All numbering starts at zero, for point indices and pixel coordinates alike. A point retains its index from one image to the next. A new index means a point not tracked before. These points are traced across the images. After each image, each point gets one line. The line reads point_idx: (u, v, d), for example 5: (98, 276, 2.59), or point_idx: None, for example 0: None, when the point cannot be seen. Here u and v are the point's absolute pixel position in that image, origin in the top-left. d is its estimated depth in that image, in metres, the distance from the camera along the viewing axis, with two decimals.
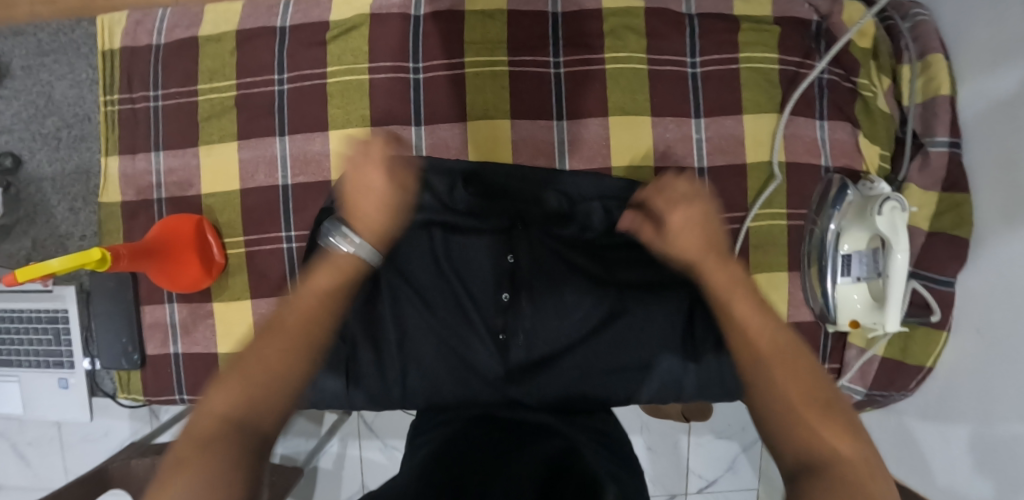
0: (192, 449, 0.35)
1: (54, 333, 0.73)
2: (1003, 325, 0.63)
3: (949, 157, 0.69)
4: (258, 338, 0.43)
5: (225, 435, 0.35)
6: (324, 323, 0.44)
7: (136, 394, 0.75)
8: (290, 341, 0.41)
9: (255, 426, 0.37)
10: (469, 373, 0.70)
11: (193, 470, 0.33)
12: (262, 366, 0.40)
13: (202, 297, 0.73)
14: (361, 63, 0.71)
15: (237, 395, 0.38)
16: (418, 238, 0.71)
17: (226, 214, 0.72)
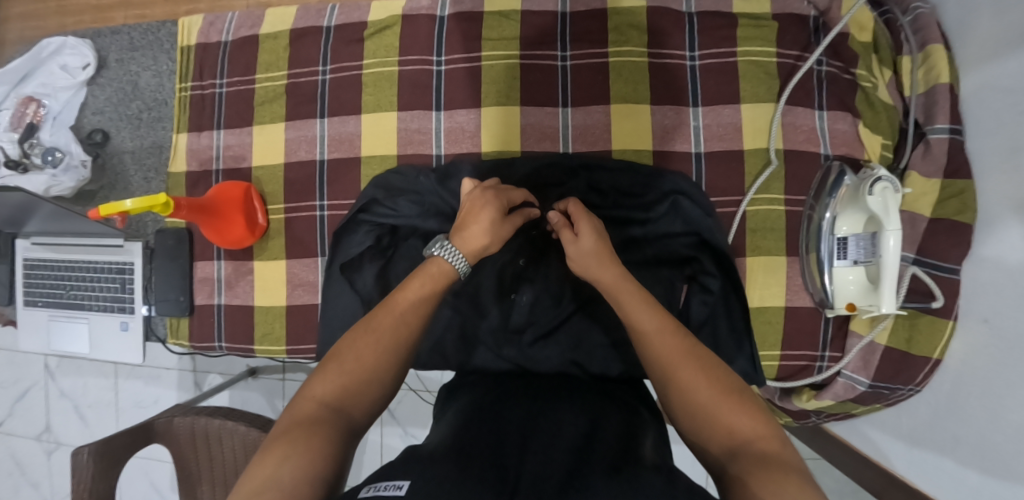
0: (291, 426, 0.44)
1: (122, 282, 0.87)
2: (1011, 316, 0.61)
3: (950, 143, 0.69)
4: (354, 331, 0.51)
5: (321, 420, 0.45)
6: (412, 324, 0.51)
7: (182, 339, 0.86)
8: (379, 340, 0.50)
9: (348, 415, 0.47)
10: (476, 334, 0.76)
11: (289, 449, 0.42)
12: (343, 377, 0.48)
13: (245, 255, 0.84)
14: (392, 57, 0.81)
15: (335, 384, 0.48)
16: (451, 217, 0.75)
17: (271, 184, 0.83)
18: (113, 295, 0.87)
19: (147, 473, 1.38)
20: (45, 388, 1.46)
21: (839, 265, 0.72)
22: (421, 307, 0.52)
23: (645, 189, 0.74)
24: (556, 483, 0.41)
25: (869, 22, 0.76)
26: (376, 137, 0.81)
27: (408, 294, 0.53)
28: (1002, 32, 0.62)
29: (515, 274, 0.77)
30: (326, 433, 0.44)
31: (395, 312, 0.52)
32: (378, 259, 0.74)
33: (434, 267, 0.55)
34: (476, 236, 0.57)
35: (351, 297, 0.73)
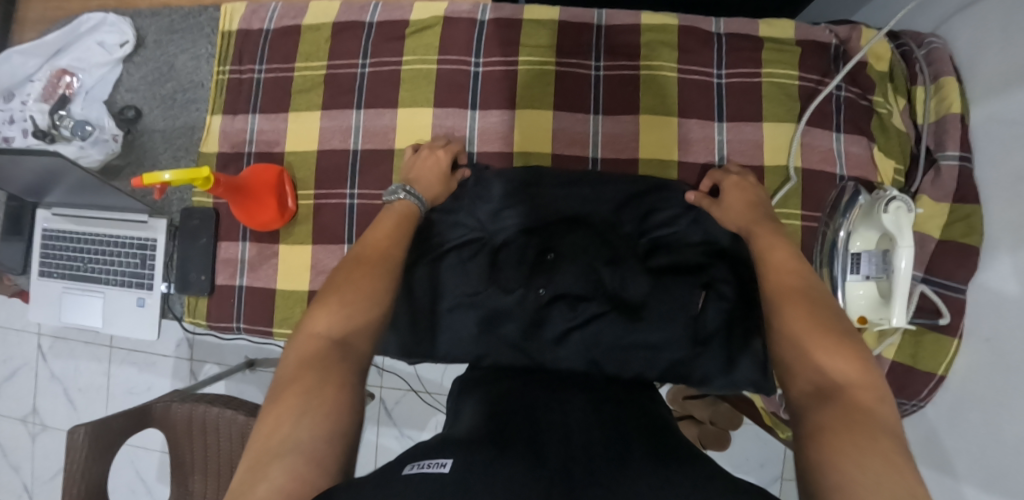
0: (298, 366, 0.47)
1: (142, 258, 0.87)
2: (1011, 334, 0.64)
3: (959, 170, 0.74)
4: (343, 269, 0.57)
5: (327, 353, 0.48)
6: (390, 260, 0.58)
7: (199, 319, 0.86)
8: (368, 274, 0.55)
9: (353, 343, 0.50)
10: (496, 328, 0.77)
11: (300, 387, 0.44)
12: (350, 290, 0.54)
13: (270, 238, 0.84)
14: (431, 55, 0.83)
15: (333, 319, 0.51)
16: (490, 214, 0.80)
17: (303, 171, 0.84)
18: (132, 270, 0.87)
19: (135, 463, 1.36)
20: (34, 369, 1.48)
21: (852, 280, 0.75)
22: (394, 242, 0.61)
23: (670, 203, 0.78)
24: (593, 467, 0.43)
25: (887, 53, 0.81)
26: (410, 131, 0.83)
27: (379, 233, 0.62)
28: (1010, 68, 0.67)
29: (542, 267, 0.76)
30: (339, 371, 0.46)
31: (346, 294, 0.53)
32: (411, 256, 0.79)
33: (368, 253, 0.59)
34: (427, 187, 0.74)
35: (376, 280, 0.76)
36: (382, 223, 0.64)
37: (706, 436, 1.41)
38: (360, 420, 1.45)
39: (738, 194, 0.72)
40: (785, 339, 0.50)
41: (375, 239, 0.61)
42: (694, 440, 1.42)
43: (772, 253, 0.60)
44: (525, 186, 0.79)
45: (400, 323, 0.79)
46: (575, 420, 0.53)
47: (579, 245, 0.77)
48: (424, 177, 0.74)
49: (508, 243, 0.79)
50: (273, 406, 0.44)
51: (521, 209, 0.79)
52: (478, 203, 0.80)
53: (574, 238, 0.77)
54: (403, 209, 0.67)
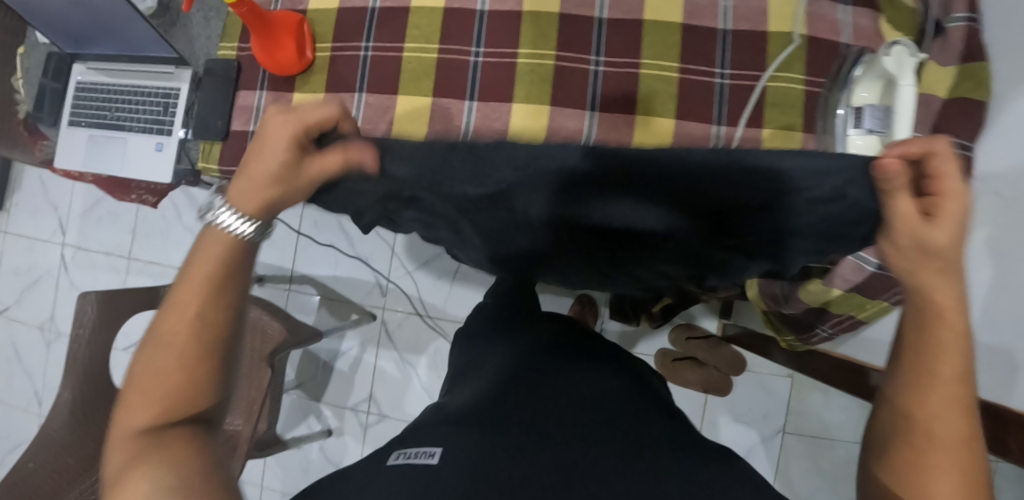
0: (139, 450, 0.48)
1: (164, 106, 0.91)
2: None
3: (966, 29, 0.74)
4: (152, 339, 0.51)
5: (168, 436, 0.49)
6: (204, 326, 0.51)
7: (212, 164, 0.89)
8: (181, 344, 0.50)
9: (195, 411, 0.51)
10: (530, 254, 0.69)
11: (150, 468, 0.47)
12: (168, 363, 0.50)
13: (287, 87, 0.88)
14: None
15: (156, 408, 0.50)
16: (546, 194, 0.51)
17: (323, 25, 0.88)
18: (154, 117, 0.91)
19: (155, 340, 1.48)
20: (56, 278, 1.59)
21: (851, 137, 0.72)
22: (206, 302, 0.51)
23: (829, 191, 0.43)
24: (561, 441, 0.63)
25: None
26: None
27: (188, 289, 0.51)
28: None
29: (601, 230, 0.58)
30: (185, 449, 0.48)
31: (168, 342, 0.50)
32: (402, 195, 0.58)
33: (168, 327, 0.50)
34: (249, 194, 0.52)
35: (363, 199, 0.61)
36: (202, 263, 0.52)
37: (711, 382, 1.36)
38: (360, 340, 1.45)
39: (944, 231, 0.45)
40: (888, 446, 0.49)
41: (190, 287, 0.51)
42: (696, 383, 1.36)
43: (944, 361, 0.47)
44: (604, 172, 0.46)
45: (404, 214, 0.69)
46: (562, 398, 0.70)
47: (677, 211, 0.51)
48: (274, 188, 0.52)
49: (557, 215, 0.55)
50: (125, 480, 0.47)
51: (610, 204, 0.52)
52: (541, 185, 0.49)
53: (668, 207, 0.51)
54: (226, 242, 0.52)
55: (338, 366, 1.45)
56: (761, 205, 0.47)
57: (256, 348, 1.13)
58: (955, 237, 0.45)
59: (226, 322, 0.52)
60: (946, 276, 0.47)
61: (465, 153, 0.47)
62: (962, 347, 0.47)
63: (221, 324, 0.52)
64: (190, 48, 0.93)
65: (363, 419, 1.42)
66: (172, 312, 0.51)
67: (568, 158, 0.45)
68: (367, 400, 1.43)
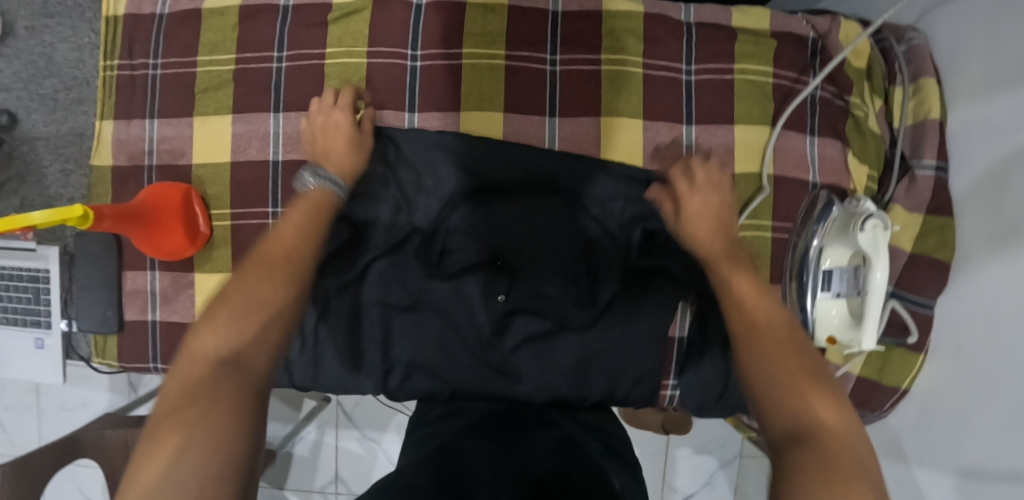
0: (181, 400, 0.38)
1: (34, 292, 0.73)
2: (978, 336, 0.65)
3: (936, 180, 0.70)
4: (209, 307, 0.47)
5: (217, 376, 0.40)
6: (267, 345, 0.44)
7: (110, 360, 0.75)
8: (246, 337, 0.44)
9: (248, 362, 0.42)
10: (451, 327, 0.72)
11: (178, 432, 0.36)
12: (210, 347, 0.43)
13: (184, 266, 0.73)
14: (360, 46, 0.71)
15: (203, 380, 0.40)
16: (496, 224, 0.71)
17: (215, 186, 0.72)
18: (24, 307, 0.73)
19: (62, 482, 1.22)
20: None
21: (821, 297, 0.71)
22: (280, 287, 0.47)
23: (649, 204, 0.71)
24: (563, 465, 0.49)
25: (867, 50, 0.75)
26: None
27: (287, 225, 0.53)
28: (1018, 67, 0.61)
29: (495, 272, 0.72)
30: (227, 393, 0.39)
31: (235, 308, 0.45)
32: (345, 237, 0.71)
33: (207, 345, 0.43)
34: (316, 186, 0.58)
35: (286, 368, 0.74)
36: (265, 262, 0.49)
37: (671, 422, 1.32)
38: (317, 424, 1.33)
39: (700, 216, 0.61)
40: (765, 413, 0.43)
41: (272, 249, 0.50)
42: (657, 426, 1.33)
43: (768, 351, 0.46)
44: (479, 166, 0.71)
45: (335, 320, 0.72)
46: (527, 464, 0.48)
47: (513, 182, 0.72)
48: (334, 147, 0.64)
49: (449, 230, 0.72)
50: (155, 437, 0.36)
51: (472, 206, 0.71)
52: (480, 202, 0.71)
53: (526, 177, 0.72)
54: (316, 196, 0.57)
55: (297, 451, 1.34)
56: (589, 186, 0.72)
57: None
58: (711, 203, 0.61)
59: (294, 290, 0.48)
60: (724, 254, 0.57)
61: (378, 176, 0.71)
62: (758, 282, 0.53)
63: (265, 357, 0.44)
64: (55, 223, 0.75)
65: None
66: (215, 323, 0.44)
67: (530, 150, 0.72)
68: (334, 480, 1.35)
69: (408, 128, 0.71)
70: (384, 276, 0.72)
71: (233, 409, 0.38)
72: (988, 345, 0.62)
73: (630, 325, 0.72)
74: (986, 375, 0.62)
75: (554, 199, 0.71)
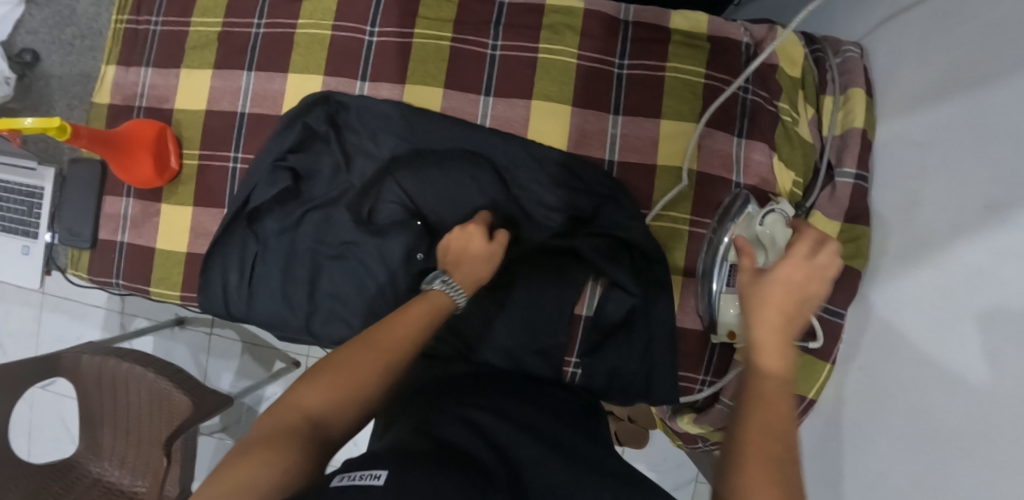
0: (273, 432, 0.47)
1: (29, 206, 0.85)
2: (881, 347, 0.65)
3: (853, 188, 0.71)
4: (351, 348, 0.55)
5: (302, 425, 0.48)
6: (370, 389, 0.52)
7: (81, 272, 0.85)
8: (365, 378, 0.52)
9: (328, 425, 0.49)
10: (369, 276, 0.79)
11: (263, 450, 0.45)
12: (355, 375, 0.52)
13: (154, 197, 0.83)
14: (327, 20, 0.81)
15: (321, 398, 0.50)
16: (424, 188, 0.78)
17: (190, 130, 0.82)
18: (19, 218, 0.86)
19: (48, 407, 1.34)
20: None
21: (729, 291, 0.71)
22: (413, 337, 0.57)
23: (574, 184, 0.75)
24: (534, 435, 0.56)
25: (799, 58, 0.77)
26: (299, 100, 0.80)
27: (410, 317, 0.59)
28: (943, 81, 0.61)
29: (416, 233, 0.77)
30: (299, 427, 0.48)
31: (342, 375, 0.52)
32: (287, 185, 0.78)
33: (308, 402, 0.50)
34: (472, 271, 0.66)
35: (222, 297, 0.81)
36: (376, 343, 0.55)
37: (624, 432, 1.29)
38: (284, 386, 1.39)
39: (791, 266, 0.49)
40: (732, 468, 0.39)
41: (396, 332, 0.56)
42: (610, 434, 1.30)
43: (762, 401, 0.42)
44: (414, 133, 0.77)
45: (273, 259, 0.81)
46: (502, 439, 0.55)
47: (443, 151, 0.77)
48: (467, 257, 0.68)
49: (381, 189, 0.79)
50: (238, 459, 0.45)
51: (404, 169, 0.78)
52: (414, 167, 0.78)
53: (455, 147, 0.77)
54: (436, 301, 0.61)
55: (262, 410, 1.39)
56: (514, 163, 0.76)
57: (165, 421, 1.10)
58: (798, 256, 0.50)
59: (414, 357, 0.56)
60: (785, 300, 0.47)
61: (324, 133, 0.79)
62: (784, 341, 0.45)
63: (352, 418, 0.51)
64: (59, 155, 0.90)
65: None
66: (320, 382, 0.51)
67: (464, 125, 0.77)
68: None
69: (359, 95, 0.78)
70: (320, 223, 0.80)
71: (290, 435, 0.47)
72: (914, 362, 0.59)
73: (537, 299, 0.76)
74: (914, 396, 0.58)
75: (479, 171, 0.76)
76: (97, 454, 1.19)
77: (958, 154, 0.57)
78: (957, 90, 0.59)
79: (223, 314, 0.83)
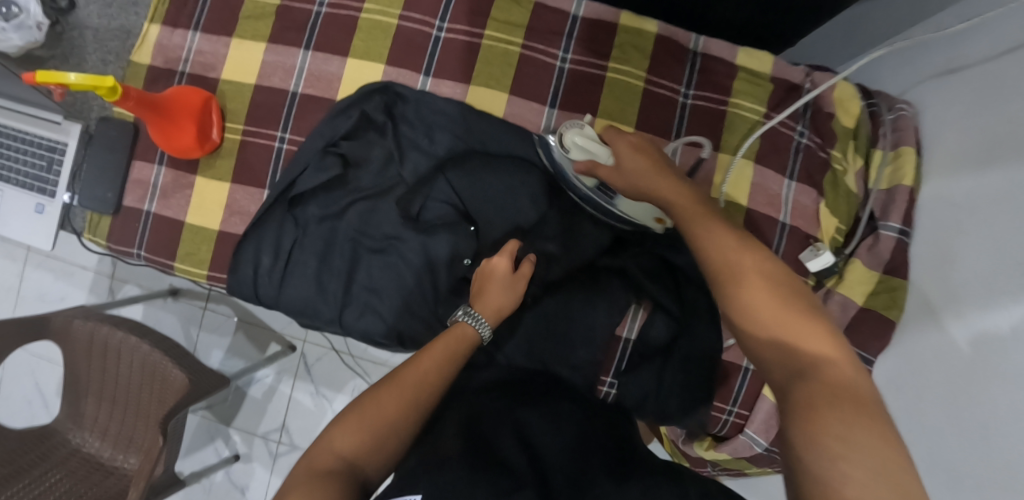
0: (308, 476, 0.47)
1: (48, 162, 0.80)
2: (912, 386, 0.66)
3: (896, 243, 0.73)
4: (378, 386, 0.55)
5: (337, 470, 0.47)
6: (399, 424, 0.52)
7: (99, 238, 0.80)
8: (394, 414, 0.52)
9: (361, 467, 0.49)
10: (407, 273, 0.75)
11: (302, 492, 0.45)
12: (382, 411, 0.52)
13: (189, 168, 0.79)
14: (393, 9, 0.79)
15: (351, 437, 0.50)
16: (476, 191, 0.76)
17: (235, 102, 0.79)
18: (36, 173, 0.80)
19: (22, 369, 1.27)
20: None
21: (616, 204, 0.69)
22: (441, 371, 0.57)
23: None
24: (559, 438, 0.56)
25: (854, 108, 0.80)
26: (356, 86, 0.77)
27: (432, 353, 0.58)
28: (982, 149, 0.62)
29: (464, 235, 0.75)
30: (336, 467, 0.48)
31: (368, 412, 0.52)
32: (334, 172, 0.75)
33: (339, 444, 0.50)
34: (492, 300, 0.66)
35: (251, 279, 0.77)
36: (402, 380, 0.55)
37: None
38: (277, 370, 1.35)
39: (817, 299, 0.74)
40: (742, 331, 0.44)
41: (421, 366, 0.57)
42: None
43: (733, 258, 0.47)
44: (473, 134, 0.76)
45: (308, 247, 0.76)
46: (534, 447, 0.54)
47: (502, 155, 0.76)
48: (491, 285, 0.68)
49: (431, 185, 0.76)
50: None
51: (458, 169, 0.75)
52: (471, 168, 0.75)
53: (511, 153, 0.76)
54: (460, 334, 0.61)
55: (251, 393, 1.35)
56: None
57: (156, 397, 1.05)
58: (727, 244, 0.48)
59: (439, 389, 0.56)
60: (763, 283, 0.44)
61: (377, 125, 0.77)
62: (754, 269, 0.46)
63: (386, 457, 0.51)
64: (83, 115, 0.85)
65: (273, 449, 1.32)
66: (348, 424, 0.51)
67: (525, 133, 0.76)
68: (280, 430, 1.33)
69: (418, 90, 0.77)
70: (365, 215, 0.76)
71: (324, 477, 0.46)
72: (926, 391, 0.64)
73: (580, 315, 0.75)
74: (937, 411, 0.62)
75: (538, 181, 0.75)
76: (76, 424, 1.14)
77: (995, 223, 0.58)
78: (996, 164, 0.59)
79: (250, 297, 0.78)
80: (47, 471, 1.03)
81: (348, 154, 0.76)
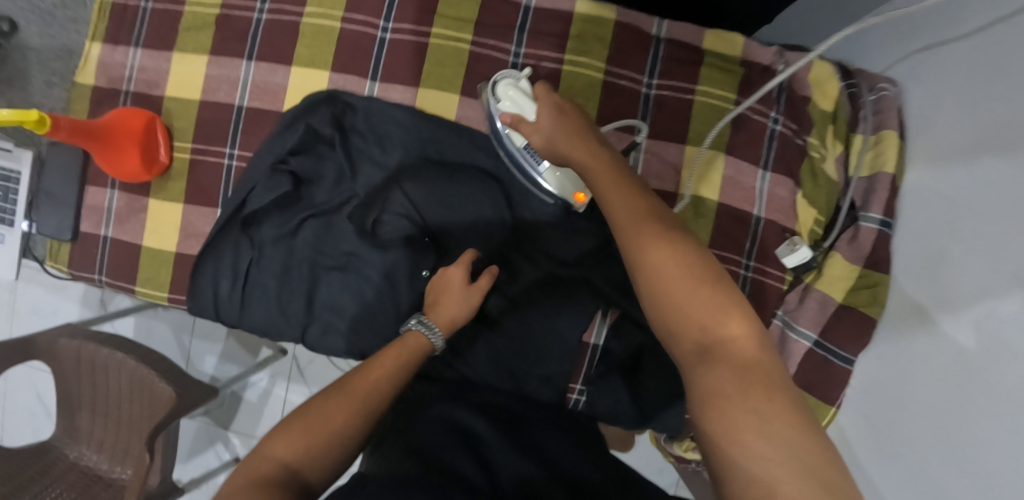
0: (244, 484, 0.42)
1: (4, 190, 0.79)
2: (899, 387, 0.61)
3: (877, 235, 0.68)
4: (325, 393, 0.50)
5: (276, 478, 0.43)
6: (349, 432, 0.48)
7: (60, 265, 0.80)
8: (342, 420, 0.48)
9: (304, 476, 0.44)
10: (367, 290, 0.73)
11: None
12: (329, 417, 0.47)
13: (141, 190, 0.78)
14: (336, 11, 0.75)
15: (293, 444, 0.45)
16: (432, 201, 0.72)
17: (182, 119, 0.76)
18: None
19: (21, 386, 1.30)
20: None
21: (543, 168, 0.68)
22: (392, 381, 0.53)
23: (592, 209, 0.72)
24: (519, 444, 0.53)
25: (833, 90, 0.74)
26: (302, 96, 0.74)
27: (382, 362, 0.54)
28: (977, 138, 0.56)
29: (422, 248, 0.72)
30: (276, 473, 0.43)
31: (314, 421, 0.47)
32: (286, 189, 0.72)
33: (279, 451, 0.45)
34: (447, 309, 0.63)
35: (211, 304, 0.75)
36: (352, 389, 0.50)
37: None
38: (270, 373, 1.36)
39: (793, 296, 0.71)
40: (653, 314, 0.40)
41: (370, 375, 0.52)
42: None
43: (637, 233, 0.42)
44: (427, 142, 0.73)
45: (266, 268, 0.75)
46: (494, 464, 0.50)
47: (458, 163, 0.73)
48: (446, 294, 0.65)
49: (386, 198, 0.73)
50: None
51: (412, 180, 0.72)
52: (425, 178, 0.72)
53: (467, 160, 0.73)
54: (413, 343, 0.57)
55: (246, 396, 1.37)
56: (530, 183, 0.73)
57: (147, 409, 1.06)
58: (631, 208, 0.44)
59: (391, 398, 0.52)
60: (667, 252, 0.40)
61: (326, 137, 0.73)
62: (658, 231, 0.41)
63: (327, 468, 0.46)
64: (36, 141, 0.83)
65: None
66: (291, 431, 0.46)
67: (480, 139, 0.73)
68: None
69: (367, 97, 0.74)
70: (320, 231, 0.74)
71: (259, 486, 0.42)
72: (912, 392, 0.59)
73: (545, 324, 0.73)
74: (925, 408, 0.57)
75: (496, 189, 0.72)
76: (74, 437, 1.16)
77: (990, 217, 0.52)
78: (994, 151, 0.53)
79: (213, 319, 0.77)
80: (49, 485, 1.08)
81: (299, 171, 0.73)
